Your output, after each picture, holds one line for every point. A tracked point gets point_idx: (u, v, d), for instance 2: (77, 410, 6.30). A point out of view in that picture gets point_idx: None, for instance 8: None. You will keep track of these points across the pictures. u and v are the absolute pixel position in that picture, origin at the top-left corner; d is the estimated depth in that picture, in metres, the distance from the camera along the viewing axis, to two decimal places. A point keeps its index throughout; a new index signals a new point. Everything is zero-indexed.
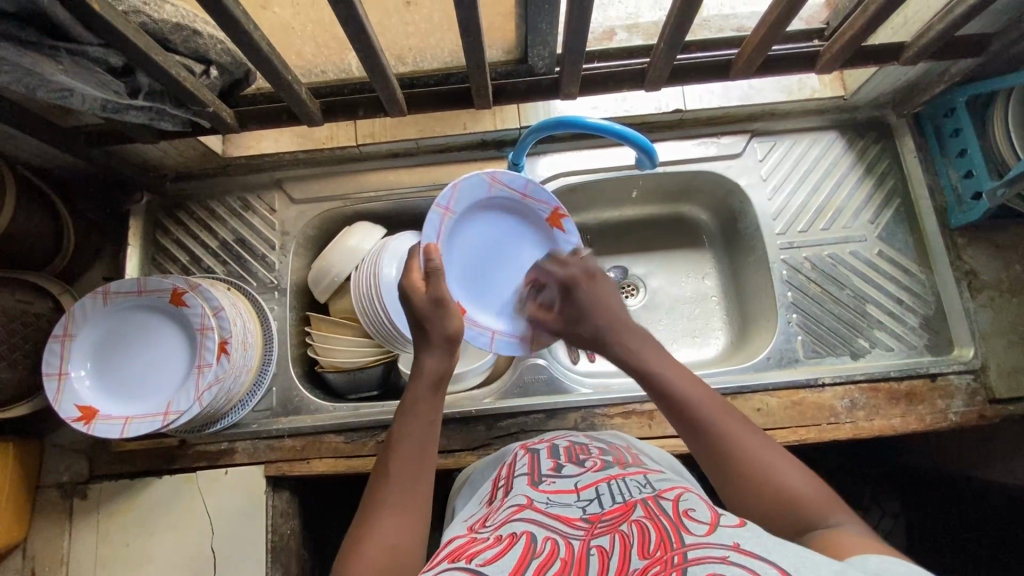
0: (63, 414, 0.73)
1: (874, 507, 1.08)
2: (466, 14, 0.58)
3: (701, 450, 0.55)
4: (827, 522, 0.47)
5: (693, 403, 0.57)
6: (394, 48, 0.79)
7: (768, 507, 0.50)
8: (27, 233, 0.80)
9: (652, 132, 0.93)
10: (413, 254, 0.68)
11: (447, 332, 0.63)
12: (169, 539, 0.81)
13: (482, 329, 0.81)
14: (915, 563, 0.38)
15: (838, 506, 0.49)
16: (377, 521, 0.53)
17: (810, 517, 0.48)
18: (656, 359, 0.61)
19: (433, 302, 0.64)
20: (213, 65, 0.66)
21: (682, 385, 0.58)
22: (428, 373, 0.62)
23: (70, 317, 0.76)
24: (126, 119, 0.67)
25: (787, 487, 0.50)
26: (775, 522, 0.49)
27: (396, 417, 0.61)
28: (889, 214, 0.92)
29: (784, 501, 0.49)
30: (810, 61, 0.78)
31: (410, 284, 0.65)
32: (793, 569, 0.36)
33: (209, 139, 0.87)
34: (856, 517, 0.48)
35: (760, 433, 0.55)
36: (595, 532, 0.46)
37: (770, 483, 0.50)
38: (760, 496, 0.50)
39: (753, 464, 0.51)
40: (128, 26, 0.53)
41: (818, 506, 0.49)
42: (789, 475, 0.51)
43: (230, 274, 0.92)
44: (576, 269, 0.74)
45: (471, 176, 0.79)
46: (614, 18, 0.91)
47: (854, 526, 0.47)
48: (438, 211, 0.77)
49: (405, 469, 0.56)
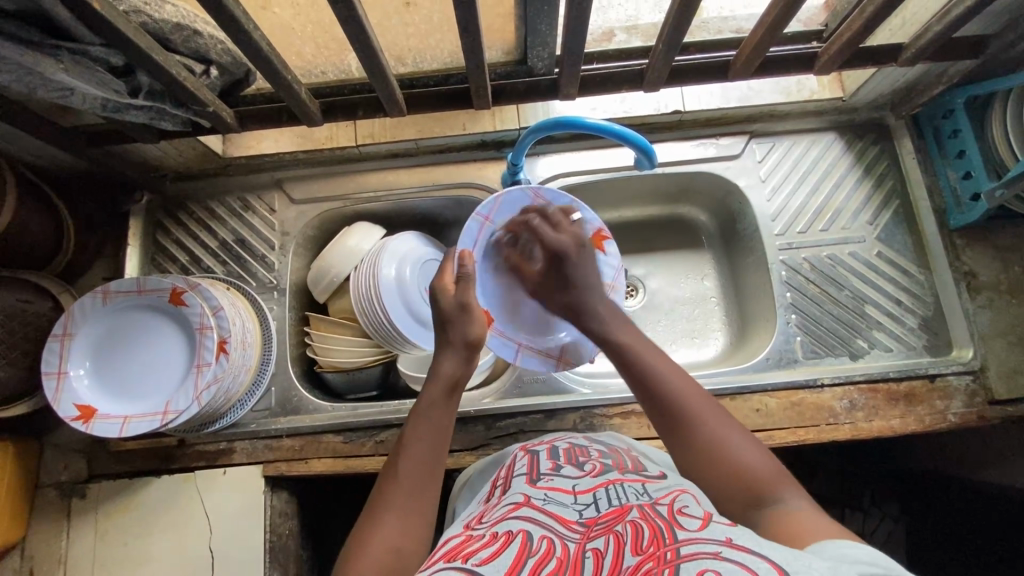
0: (62, 414, 0.73)
1: (875, 509, 1.08)
2: (466, 15, 0.58)
3: (659, 419, 0.57)
4: (777, 498, 0.49)
5: (659, 377, 0.58)
6: (394, 49, 0.79)
7: (723, 482, 0.51)
8: (28, 232, 0.80)
9: (651, 133, 0.94)
10: (448, 257, 0.71)
11: (469, 337, 0.66)
12: (167, 539, 0.81)
13: (508, 341, 0.80)
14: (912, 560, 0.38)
15: (788, 481, 0.51)
16: (381, 522, 0.53)
17: (763, 494, 0.49)
18: (628, 336, 0.65)
19: (461, 307, 0.67)
20: (213, 65, 0.66)
21: (653, 362, 0.60)
22: (445, 376, 0.63)
23: (70, 317, 0.76)
24: (126, 118, 0.68)
25: (741, 458, 0.52)
26: (727, 496, 0.51)
27: (406, 420, 0.61)
28: (888, 215, 0.92)
29: (738, 477, 0.51)
30: (809, 62, 0.78)
31: (440, 284, 0.69)
32: (785, 564, 0.36)
33: (210, 139, 0.87)
34: (803, 492, 0.50)
35: (721, 410, 0.56)
36: (591, 535, 0.45)
37: (725, 452, 0.52)
38: (716, 472, 0.52)
39: (711, 439, 0.53)
40: (129, 26, 0.53)
41: (769, 482, 0.50)
42: (741, 447, 0.53)
43: (229, 274, 0.92)
44: (566, 236, 0.76)
45: (514, 188, 0.77)
46: (613, 20, 0.92)
47: (804, 501, 0.48)
48: (478, 218, 0.76)
49: (410, 468, 0.57)
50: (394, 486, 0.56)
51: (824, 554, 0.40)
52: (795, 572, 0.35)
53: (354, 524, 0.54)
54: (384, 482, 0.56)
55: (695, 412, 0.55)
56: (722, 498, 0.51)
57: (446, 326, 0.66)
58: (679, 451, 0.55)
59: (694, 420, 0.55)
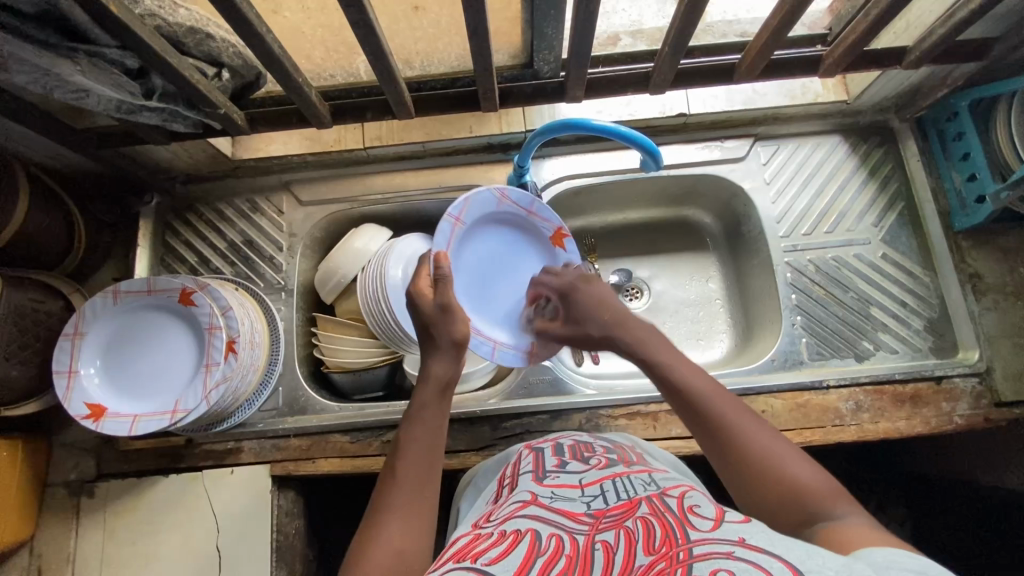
0: (73, 412, 0.74)
1: (880, 513, 1.08)
2: (475, 19, 0.59)
3: (705, 441, 0.56)
4: (833, 514, 0.47)
5: (703, 396, 0.57)
6: (402, 52, 0.80)
7: (779, 501, 0.50)
8: (40, 232, 0.81)
9: (656, 136, 0.94)
10: (424, 259, 0.72)
11: (454, 337, 0.66)
12: (175, 537, 0.82)
13: (486, 338, 0.79)
14: (917, 556, 0.38)
15: (843, 498, 0.49)
16: (387, 523, 0.53)
17: (820, 510, 0.48)
18: (666, 353, 0.62)
19: (441, 309, 0.67)
20: (225, 68, 0.67)
21: (693, 381, 0.59)
22: (435, 378, 0.64)
23: (81, 316, 0.77)
24: (139, 120, 0.68)
25: (793, 478, 0.50)
26: (785, 517, 0.49)
27: (402, 421, 0.62)
28: (893, 217, 0.92)
29: (795, 494, 0.49)
30: (813, 65, 0.78)
31: (416, 287, 0.69)
32: (799, 562, 0.36)
33: (219, 141, 0.88)
34: (858, 508, 0.48)
35: (769, 428, 0.55)
36: (600, 527, 0.46)
37: (777, 474, 0.51)
38: (769, 489, 0.50)
39: (764, 457, 0.52)
40: (144, 28, 0.54)
41: (828, 499, 0.48)
42: (792, 466, 0.51)
43: (237, 274, 0.93)
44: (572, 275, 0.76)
45: (481, 190, 0.80)
46: (618, 25, 0.93)
47: (858, 517, 0.47)
48: (449, 220, 0.78)
49: (410, 468, 0.58)
50: (398, 488, 0.56)
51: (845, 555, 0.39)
52: (807, 571, 0.35)
53: (359, 526, 0.54)
54: (384, 487, 0.57)
55: (745, 430, 0.54)
56: (776, 522, 0.50)
57: (429, 331, 0.67)
58: (729, 471, 0.53)
59: (742, 437, 0.53)
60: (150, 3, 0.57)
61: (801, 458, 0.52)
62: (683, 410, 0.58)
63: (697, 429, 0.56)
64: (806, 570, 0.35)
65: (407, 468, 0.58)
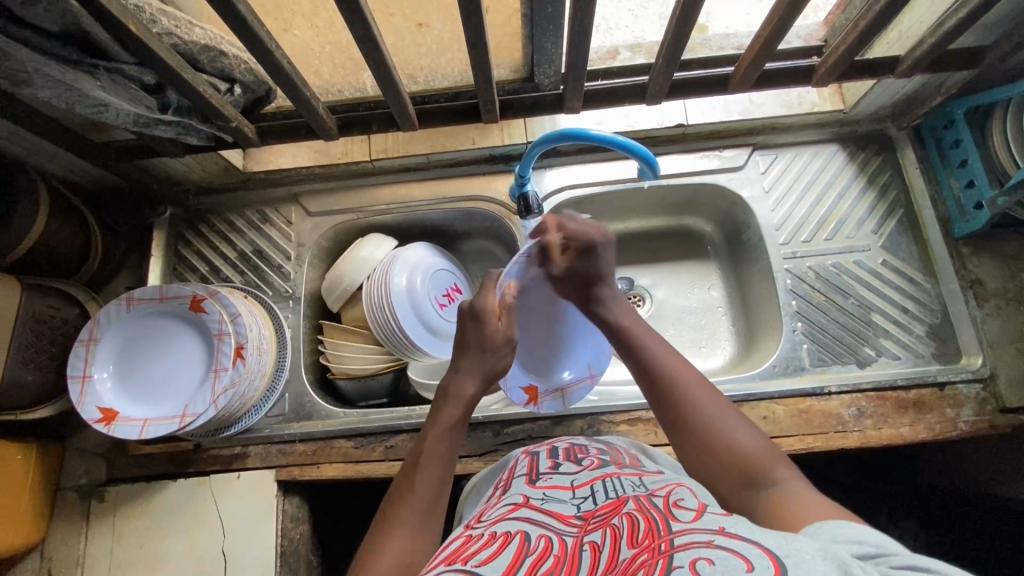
0: (86, 416, 0.76)
1: (891, 527, 1.06)
2: (475, 35, 0.61)
3: (662, 407, 0.60)
4: (784, 480, 0.51)
5: (660, 364, 0.62)
6: (406, 68, 0.84)
7: (730, 471, 0.53)
8: (59, 243, 0.84)
9: (656, 146, 0.96)
10: (489, 281, 0.72)
11: (497, 369, 0.69)
12: (181, 539, 0.83)
13: (551, 395, 0.84)
14: (868, 529, 0.41)
15: (783, 463, 0.53)
16: (397, 532, 0.53)
17: (758, 472, 0.52)
18: (630, 319, 0.69)
19: (506, 341, 0.69)
20: (237, 84, 0.70)
21: (654, 348, 0.64)
22: (461, 400, 0.65)
23: (94, 321, 0.80)
24: (155, 133, 0.71)
25: (743, 446, 0.54)
26: (730, 480, 0.53)
27: (421, 434, 0.64)
28: (892, 224, 0.93)
29: (739, 458, 0.53)
30: (806, 75, 0.80)
31: (487, 310, 0.69)
32: (776, 548, 0.37)
33: (232, 154, 0.91)
34: (796, 473, 0.52)
35: (717, 395, 0.60)
36: (589, 528, 0.47)
37: (728, 443, 0.55)
38: (715, 455, 0.55)
39: (714, 423, 0.56)
40: (161, 46, 0.57)
41: (767, 462, 0.53)
42: (742, 435, 0.55)
43: (247, 283, 0.95)
44: (593, 227, 0.70)
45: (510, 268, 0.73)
46: (619, 40, 0.95)
47: (797, 484, 0.51)
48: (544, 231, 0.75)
49: (429, 481, 0.58)
50: (412, 501, 0.56)
51: (820, 535, 0.41)
52: (784, 555, 0.36)
53: (367, 533, 0.55)
54: (398, 495, 0.58)
55: (699, 399, 0.58)
56: (722, 483, 0.54)
57: (479, 352, 0.68)
58: (682, 439, 0.58)
59: (693, 405, 0.58)
60: (167, 23, 0.60)
61: (746, 425, 0.57)
62: (643, 379, 0.63)
63: (654, 398, 0.61)
64: (782, 555, 0.36)
65: (424, 480, 0.58)
